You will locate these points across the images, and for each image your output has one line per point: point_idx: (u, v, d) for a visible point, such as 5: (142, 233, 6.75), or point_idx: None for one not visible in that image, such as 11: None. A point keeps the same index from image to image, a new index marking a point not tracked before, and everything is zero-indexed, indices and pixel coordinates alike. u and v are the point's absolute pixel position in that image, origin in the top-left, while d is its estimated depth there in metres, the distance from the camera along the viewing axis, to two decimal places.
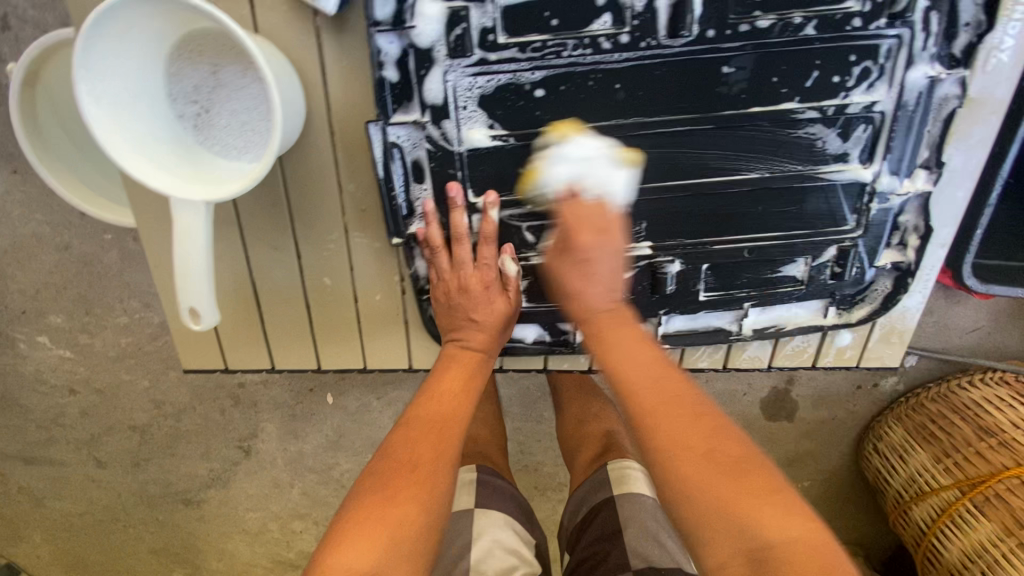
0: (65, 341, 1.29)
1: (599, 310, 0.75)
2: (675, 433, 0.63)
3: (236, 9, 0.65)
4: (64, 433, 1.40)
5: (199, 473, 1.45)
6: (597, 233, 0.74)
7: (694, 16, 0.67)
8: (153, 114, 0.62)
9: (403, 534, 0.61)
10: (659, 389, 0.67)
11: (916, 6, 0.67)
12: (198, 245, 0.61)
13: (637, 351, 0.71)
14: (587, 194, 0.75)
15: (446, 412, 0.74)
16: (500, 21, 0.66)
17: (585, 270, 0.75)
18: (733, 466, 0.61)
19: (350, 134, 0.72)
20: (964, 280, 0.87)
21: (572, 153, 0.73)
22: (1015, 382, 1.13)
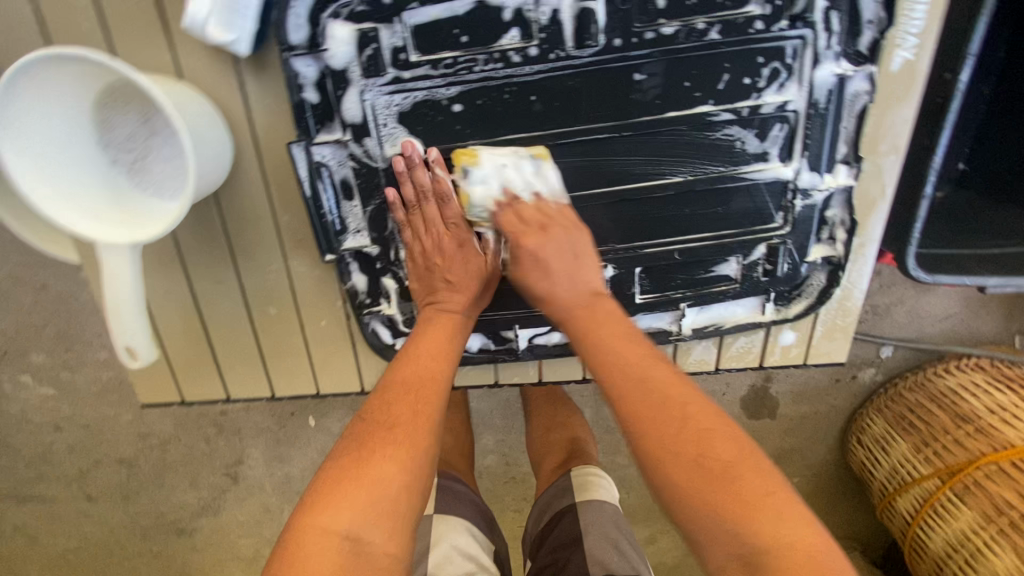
0: (48, 379, 1.32)
1: (578, 307, 0.73)
2: (664, 437, 0.61)
3: (159, 56, 0.67)
4: (53, 470, 1.42)
5: (189, 502, 1.46)
6: (538, 233, 0.74)
7: (599, 26, 0.70)
8: (81, 158, 0.64)
9: (375, 492, 0.62)
10: (647, 392, 0.64)
11: (814, 6, 0.70)
12: (127, 288, 0.64)
13: (626, 349, 0.68)
14: (519, 200, 0.77)
15: (426, 373, 0.73)
16: (414, 40, 0.69)
17: (544, 269, 0.74)
18: (723, 470, 0.58)
19: (282, 164, 0.74)
20: (911, 272, 0.86)
21: (481, 172, 0.76)
22: (991, 367, 1.13)
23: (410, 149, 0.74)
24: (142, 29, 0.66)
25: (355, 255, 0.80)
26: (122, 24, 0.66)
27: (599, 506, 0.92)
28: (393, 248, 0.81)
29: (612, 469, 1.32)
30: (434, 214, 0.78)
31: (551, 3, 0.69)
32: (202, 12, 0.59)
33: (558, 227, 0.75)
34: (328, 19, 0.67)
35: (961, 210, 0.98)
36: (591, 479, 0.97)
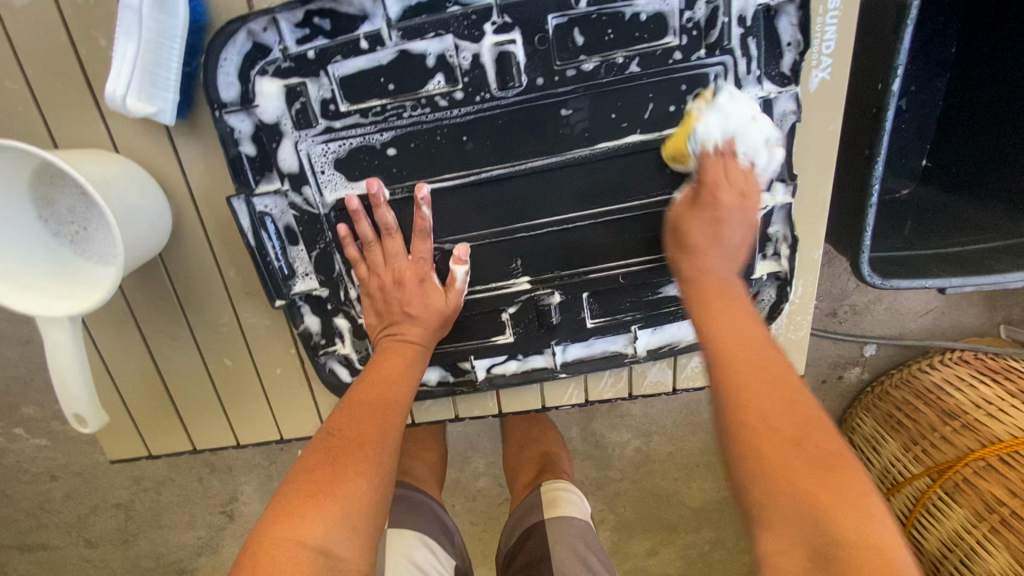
0: (41, 429, 1.35)
1: (714, 279, 0.63)
2: (767, 419, 0.51)
3: (94, 129, 0.70)
4: (52, 518, 1.44)
5: (188, 542, 1.47)
6: (737, 197, 0.66)
7: (519, 68, 0.67)
8: (23, 235, 0.66)
9: (347, 505, 0.60)
10: (759, 368, 0.55)
11: (730, 34, 0.67)
12: (70, 357, 0.65)
13: (742, 323, 0.58)
14: (732, 157, 0.68)
15: (385, 392, 0.72)
16: (340, 91, 0.67)
17: (713, 234, 0.65)
18: (821, 458, 0.49)
19: (220, 219, 0.75)
20: (865, 278, 0.82)
21: (737, 109, 0.67)
22: (975, 360, 1.11)
23: (374, 188, 0.71)
24: (74, 106, 0.68)
25: (306, 297, 0.79)
26: (56, 101, 0.68)
27: (568, 522, 0.89)
28: (343, 289, 0.79)
29: (606, 485, 1.30)
30: (395, 246, 0.75)
31: (471, 47, 0.66)
32: (119, 90, 0.60)
33: (744, 199, 0.67)
34: (257, 76, 0.66)
35: (927, 205, 0.97)
36: (559, 494, 0.94)
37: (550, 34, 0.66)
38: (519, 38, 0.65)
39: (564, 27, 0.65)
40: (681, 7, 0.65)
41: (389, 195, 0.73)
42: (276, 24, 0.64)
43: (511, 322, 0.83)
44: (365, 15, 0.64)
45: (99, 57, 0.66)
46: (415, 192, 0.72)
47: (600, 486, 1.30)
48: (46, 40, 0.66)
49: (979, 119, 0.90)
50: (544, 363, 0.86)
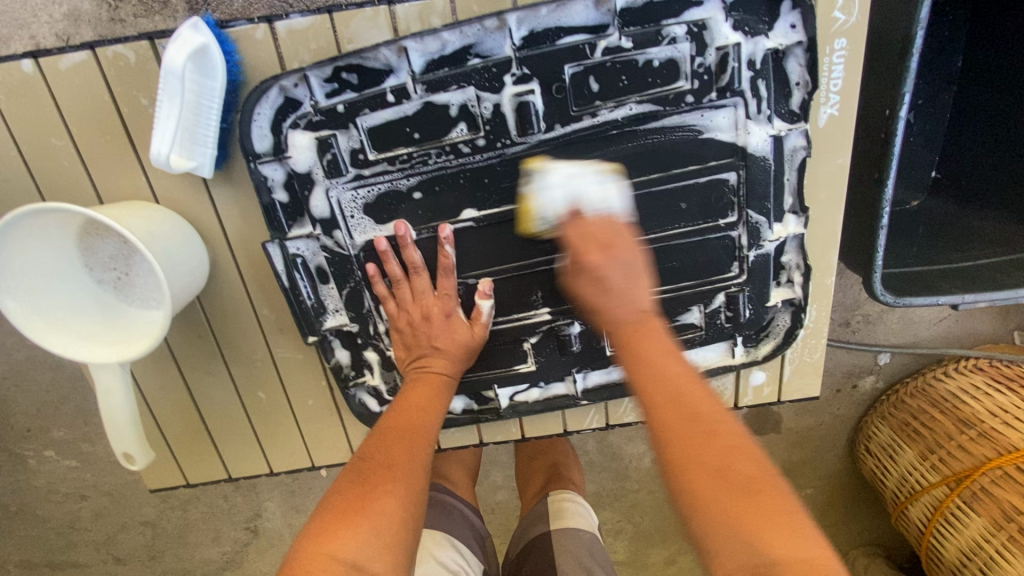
0: (70, 451, 1.39)
1: (630, 322, 0.60)
2: (696, 457, 0.49)
3: (135, 181, 0.74)
4: (82, 536, 1.49)
5: (212, 558, 1.52)
6: (601, 251, 0.62)
7: (538, 115, 0.70)
8: (69, 286, 0.70)
9: (380, 523, 0.59)
10: (680, 406, 0.52)
11: (740, 77, 0.69)
12: (121, 400, 0.69)
13: (659, 362, 0.56)
14: (585, 214, 0.67)
15: (412, 420, 0.72)
16: (369, 141, 0.70)
17: (603, 287, 0.61)
18: (750, 487, 0.47)
19: (255, 262, 0.78)
20: (878, 298, 0.84)
21: (558, 178, 0.70)
22: (991, 368, 1.12)
23: (402, 231, 0.74)
24: (116, 161, 0.72)
25: (336, 333, 0.82)
26: (99, 156, 0.72)
27: (573, 532, 0.87)
28: (372, 324, 0.82)
29: (623, 495, 1.30)
30: (422, 284, 0.77)
31: (492, 97, 0.69)
32: (164, 149, 0.63)
33: (625, 248, 0.63)
34: (289, 129, 0.70)
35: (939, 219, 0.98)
36: (566, 504, 0.93)
37: (567, 82, 0.68)
38: (537, 88, 0.68)
39: (580, 75, 0.68)
40: (692, 53, 0.68)
41: (416, 235, 0.76)
42: (306, 80, 0.67)
43: (533, 351, 0.86)
44: (390, 70, 0.68)
45: (140, 115, 0.70)
46: (439, 233, 0.75)
47: (618, 496, 1.30)
48: (88, 101, 0.69)
49: (989, 135, 0.91)
50: (565, 391, 0.89)
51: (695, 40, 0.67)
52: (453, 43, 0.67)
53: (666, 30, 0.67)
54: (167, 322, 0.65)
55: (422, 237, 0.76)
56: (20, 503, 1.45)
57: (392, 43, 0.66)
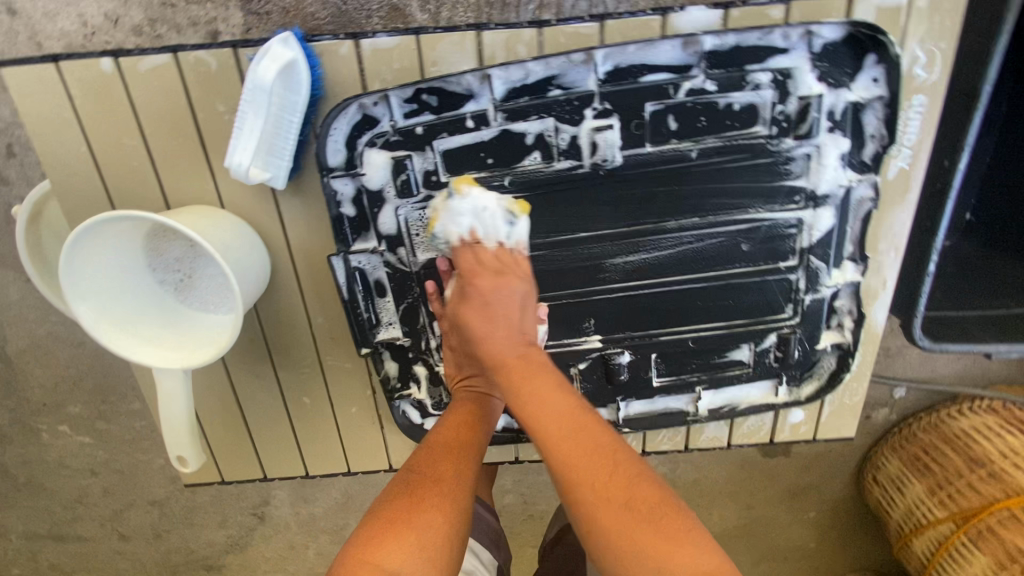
0: (85, 428, 1.36)
1: (512, 357, 0.65)
2: (595, 486, 0.53)
3: (204, 184, 0.74)
4: (88, 512, 1.47)
5: (217, 541, 1.51)
6: (492, 276, 0.70)
7: (615, 148, 0.70)
8: (135, 286, 0.69)
9: (425, 538, 0.55)
10: (577, 436, 0.56)
11: (819, 127, 0.69)
12: (180, 405, 0.70)
13: (552, 395, 0.59)
14: (480, 244, 0.72)
15: (462, 436, 0.68)
16: (443, 163, 0.70)
17: (489, 314, 0.68)
18: (651, 512, 0.52)
19: (316, 273, 0.79)
20: (917, 342, 0.86)
21: (466, 207, 0.71)
22: (1004, 409, 1.10)
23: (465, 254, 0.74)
24: (188, 165, 0.72)
25: (387, 345, 0.83)
26: (170, 159, 0.72)
27: None
28: (424, 339, 0.83)
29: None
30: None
31: (571, 129, 0.69)
32: (244, 161, 0.64)
33: (513, 277, 0.70)
34: (366, 146, 0.70)
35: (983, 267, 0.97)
36: None
37: (647, 120, 0.68)
38: (617, 123, 0.68)
39: (660, 113, 0.68)
40: (774, 100, 0.68)
41: None
42: (387, 100, 0.67)
43: (580, 377, 0.86)
44: (471, 95, 0.67)
45: (217, 122, 0.70)
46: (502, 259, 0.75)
47: None
48: (167, 104, 0.69)
49: None
50: (606, 416, 0.90)
51: (778, 87, 0.67)
52: (536, 73, 0.66)
53: (751, 76, 0.67)
54: (235, 333, 0.65)
55: None
56: (28, 475, 1.42)
57: (477, 69, 0.66)
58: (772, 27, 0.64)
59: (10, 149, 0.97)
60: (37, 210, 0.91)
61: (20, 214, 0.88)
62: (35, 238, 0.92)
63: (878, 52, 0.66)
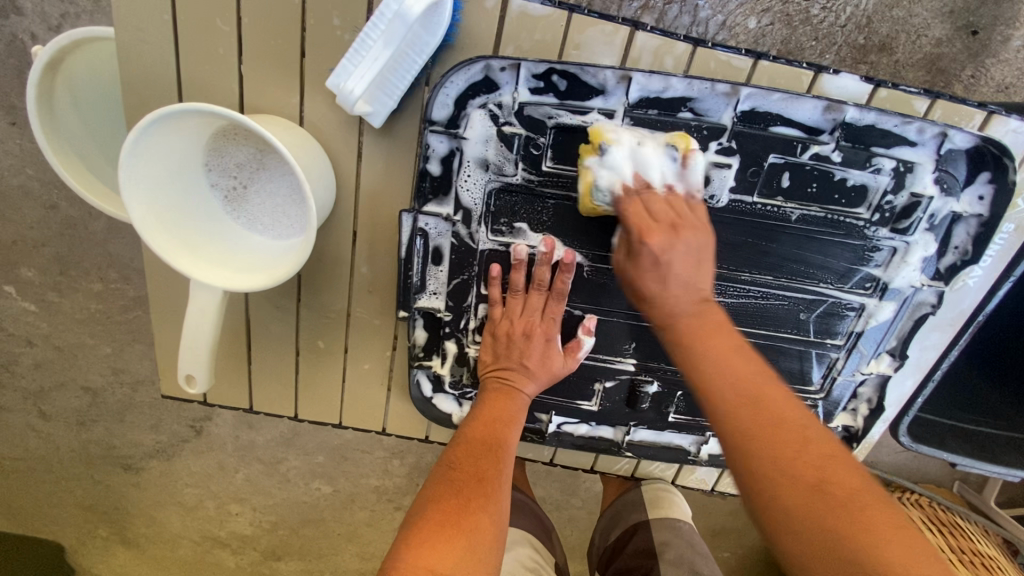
0: (34, 295, 1.20)
1: (684, 314, 0.58)
2: (780, 449, 0.48)
3: (286, 96, 0.67)
4: (12, 381, 1.30)
5: (144, 443, 1.37)
6: (666, 232, 0.60)
7: (724, 188, 0.68)
8: (188, 184, 0.63)
9: (475, 537, 0.58)
10: (759, 403, 0.51)
11: (917, 226, 0.70)
12: (209, 324, 0.64)
13: (734, 359, 0.54)
14: (652, 191, 0.64)
15: (496, 433, 0.72)
16: (551, 151, 0.67)
17: (662, 273, 0.59)
18: (848, 498, 0.46)
19: (375, 224, 0.74)
20: (905, 439, 0.88)
21: (625, 152, 0.63)
22: (927, 507, 1.19)
23: (519, 253, 0.73)
24: (276, 69, 0.66)
25: (424, 314, 0.79)
26: (259, 58, 0.65)
27: (674, 524, 0.87)
28: (465, 318, 0.80)
29: (564, 508, 1.28)
30: (520, 339, 0.76)
31: (688, 157, 0.67)
32: (356, 91, 0.58)
33: (688, 229, 0.61)
34: (476, 109, 0.65)
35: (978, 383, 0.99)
36: (663, 494, 0.93)
37: (764, 169, 0.67)
38: (735, 164, 0.67)
39: (778, 167, 0.67)
40: (887, 188, 0.68)
41: (528, 253, 0.73)
42: (517, 69, 0.63)
43: (601, 394, 0.85)
44: (603, 90, 0.64)
45: (326, 35, 0.63)
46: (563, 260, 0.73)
47: (559, 508, 1.28)
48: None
49: None
50: (612, 436, 0.90)
51: (896, 177, 0.67)
52: (676, 90, 0.64)
53: (875, 159, 0.66)
54: (296, 268, 0.61)
55: (534, 250, 0.73)
56: None
57: (620, 68, 0.62)
58: (913, 118, 0.64)
59: None
60: (59, 57, 0.76)
61: (42, 57, 0.73)
62: (49, 84, 0.77)
63: (994, 172, 0.67)
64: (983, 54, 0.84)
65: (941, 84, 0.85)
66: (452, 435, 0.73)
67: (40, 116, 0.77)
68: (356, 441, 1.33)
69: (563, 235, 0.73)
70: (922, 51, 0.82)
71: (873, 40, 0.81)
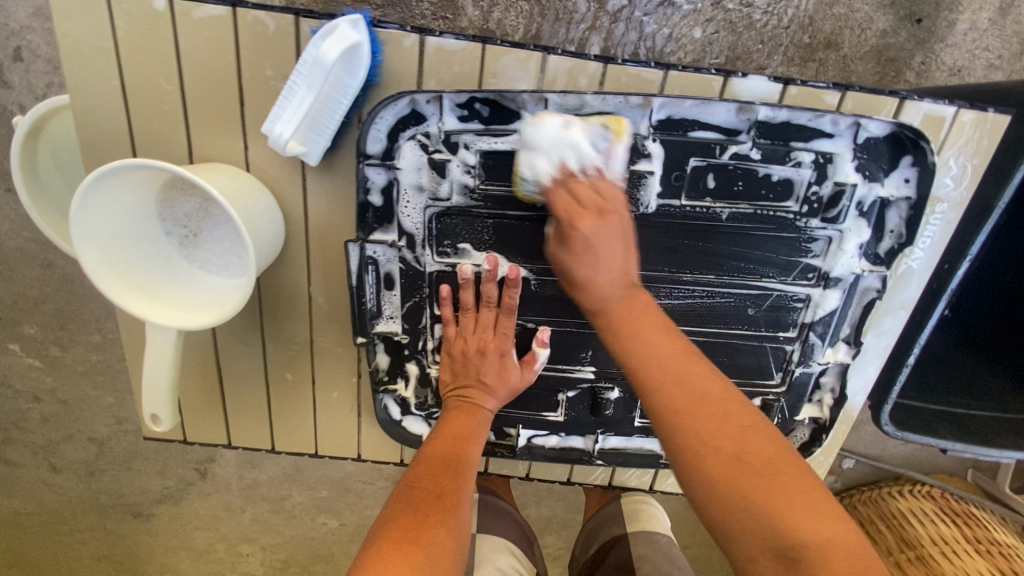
0: (37, 351, 1.25)
1: (616, 299, 0.61)
2: (703, 423, 0.53)
3: (232, 142, 0.71)
4: (22, 437, 1.34)
5: (152, 489, 1.40)
6: (596, 217, 0.62)
7: (652, 193, 0.70)
8: (143, 234, 0.67)
9: (433, 552, 0.59)
10: (687, 383, 0.55)
11: (847, 214, 0.72)
12: (167, 364, 0.68)
13: (661, 341, 0.57)
14: (575, 179, 0.64)
15: (458, 450, 0.73)
16: (481, 173, 0.70)
17: (593, 258, 0.61)
18: (766, 468, 0.50)
19: (326, 256, 0.78)
20: (885, 428, 0.86)
21: (550, 138, 0.64)
22: (941, 497, 1.16)
23: (465, 273, 0.75)
24: (219, 119, 0.70)
25: (383, 339, 0.82)
26: (205, 111, 0.70)
27: (651, 536, 0.87)
28: (422, 339, 0.82)
29: (565, 525, 1.28)
30: (475, 356, 0.78)
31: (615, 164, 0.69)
32: (285, 134, 0.63)
33: (612, 211, 0.63)
34: (406, 141, 0.69)
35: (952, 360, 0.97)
36: (641, 507, 0.93)
37: (688, 173, 0.70)
38: (659, 170, 0.69)
39: (702, 169, 0.69)
40: (811, 180, 0.70)
41: (473, 271, 0.76)
42: (439, 101, 0.67)
43: (566, 404, 0.87)
44: (523, 113, 0.68)
45: (262, 82, 0.68)
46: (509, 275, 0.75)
47: (564, 526, 1.27)
48: (213, 54, 0.67)
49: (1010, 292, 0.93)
50: (582, 445, 0.91)
51: (817, 169, 0.70)
52: (592, 106, 0.67)
53: (795, 153, 0.69)
54: (240, 305, 0.64)
55: (480, 267, 0.76)
56: None
57: (536, 90, 0.66)
58: (825, 111, 0.67)
59: (18, 53, 0.94)
60: (38, 125, 0.82)
61: (20, 126, 0.79)
62: (30, 150, 0.83)
63: (914, 155, 0.69)
64: (931, 39, 0.89)
65: (893, 73, 0.90)
66: (413, 454, 0.73)
67: (22, 180, 0.83)
68: (358, 472, 1.35)
69: (507, 251, 0.75)
70: (869, 43, 0.88)
71: (818, 38, 0.88)
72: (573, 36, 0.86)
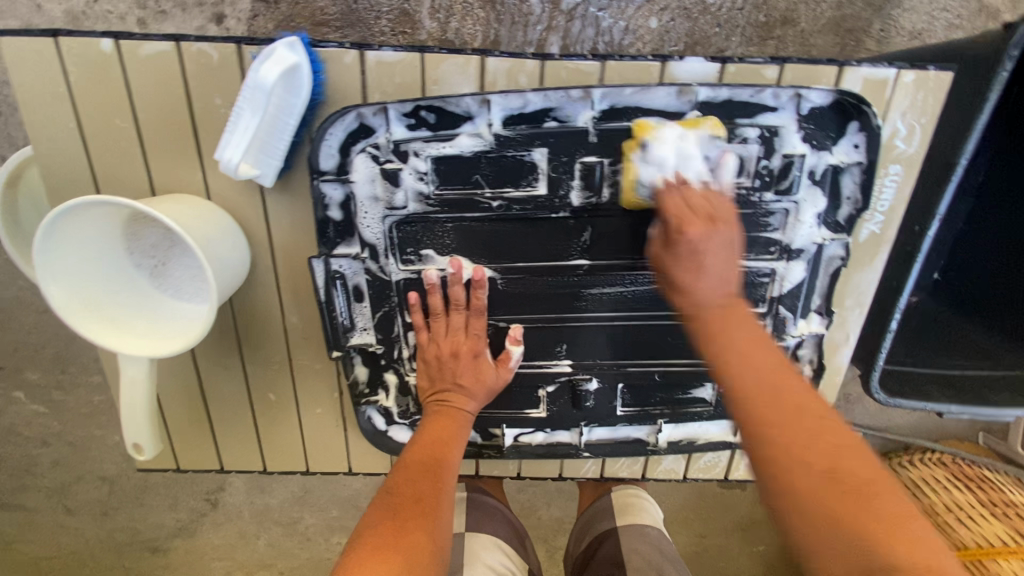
0: (41, 396, 1.27)
1: (711, 306, 0.61)
2: (797, 433, 0.52)
3: (191, 172, 0.73)
4: (35, 482, 1.36)
5: (165, 523, 1.40)
6: (705, 224, 0.64)
7: (603, 180, 0.71)
8: (112, 267, 0.69)
9: (410, 556, 0.60)
10: (782, 393, 0.54)
11: (799, 185, 0.72)
12: (141, 392, 0.69)
13: (760, 352, 0.57)
14: (689, 186, 0.68)
15: (436, 454, 0.73)
16: (434, 179, 0.71)
17: (698, 262, 0.63)
18: (858, 487, 0.49)
19: (295, 274, 0.79)
20: (874, 396, 0.85)
21: (668, 148, 0.68)
22: (952, 463, 1.15)
23: (430, 278, 0.76)
24: (177, 152, 0.72)
25: (359, 351, 0.83)
26: (162, 145, 0.72)
27: (640, 531, 0.88)
28: (397, 348, 0.83)
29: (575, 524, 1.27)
30: (449, 359, 0.79)
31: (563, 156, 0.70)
32: (234, 157, 0.64)
33: (722, 224, 0.64)
34: (358, 154, 0.70)
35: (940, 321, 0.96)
36: (631, 500, 0.93)
37: None
38: (607, 159, 0.70)
39: None
40: (760, 154, 0.70)
41: (439, 276, 0.77)
42: (385, 112, 0.68)
43: (547, 399, 0.87)
44: (469, 116, 0.69)
45: (212, 111, 0.70)
46: (474, 275, 0.76)
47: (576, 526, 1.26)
48: (165, 89, 0.69)
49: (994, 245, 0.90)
50: (569, 439, 0.91)
51: (764, 143, 0.70)
52: (535, 104, 0.68)
53: (740, 129, 0.69)
54: (204, 329, 0.65)
55: (444, 271, 0.77)
56: None
57: (478, 93, 0.68)
58: (764, 86, 0.68)
59: None
60: (16, 174, 0.84)
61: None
62: (10, 200, 0.85)
63: (860, 121, 0.70)
64: (888, 6, 0.90)
65: (853, 42, 0.91)
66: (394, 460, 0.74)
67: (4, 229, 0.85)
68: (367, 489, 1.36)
69: (469, 253, 0.76)
70: (826, 16, 0.89)
71: (774, 16, 0.89)
72: (531, 38, 0.88)
